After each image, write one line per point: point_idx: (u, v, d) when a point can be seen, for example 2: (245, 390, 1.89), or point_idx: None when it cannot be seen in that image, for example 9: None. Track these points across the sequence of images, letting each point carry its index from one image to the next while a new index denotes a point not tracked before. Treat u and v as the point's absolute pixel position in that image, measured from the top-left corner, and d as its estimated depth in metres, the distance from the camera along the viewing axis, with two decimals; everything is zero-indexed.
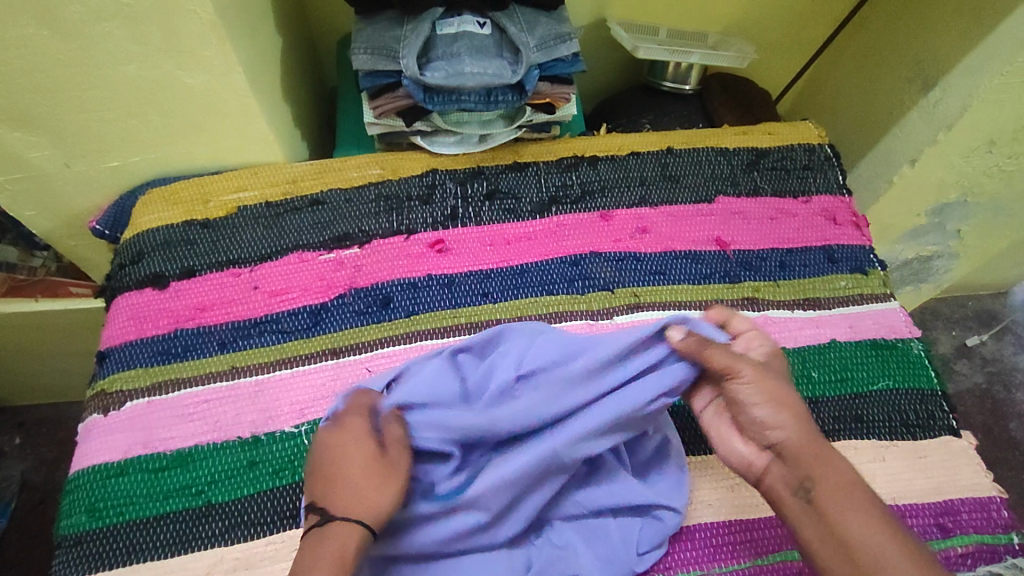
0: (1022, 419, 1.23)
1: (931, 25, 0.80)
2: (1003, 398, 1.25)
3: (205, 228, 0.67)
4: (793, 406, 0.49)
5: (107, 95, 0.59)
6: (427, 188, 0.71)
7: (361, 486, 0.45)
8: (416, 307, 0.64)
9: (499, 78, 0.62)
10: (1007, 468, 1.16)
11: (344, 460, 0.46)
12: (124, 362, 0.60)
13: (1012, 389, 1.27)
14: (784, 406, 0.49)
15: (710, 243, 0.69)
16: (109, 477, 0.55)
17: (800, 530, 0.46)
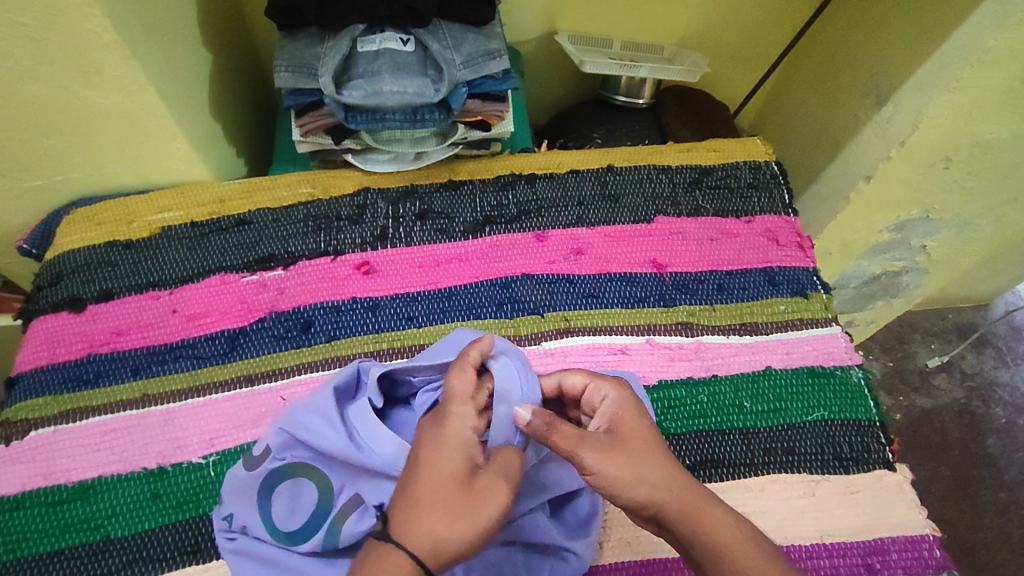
0: (1001, 435, 1.20)
1: (884, 38, 0.77)
2: (982, 413, 1.22)
3: (128, 248, 0.66)
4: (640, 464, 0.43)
5: (17, 116, 0.58)
6: (358, 208, 0.69)
7: (437, 511, 0.39)
8: (338, 331, 0.62)
9: (420, 97, 0.60)
10: (984, 486, 1.13)
11: (437, 473, 0.41)
12: (33, 390, 0.59)
13: (991, 404, 1.24)
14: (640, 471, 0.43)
15: (647, 265, 0.67)
16: (5, 511, 0.53)
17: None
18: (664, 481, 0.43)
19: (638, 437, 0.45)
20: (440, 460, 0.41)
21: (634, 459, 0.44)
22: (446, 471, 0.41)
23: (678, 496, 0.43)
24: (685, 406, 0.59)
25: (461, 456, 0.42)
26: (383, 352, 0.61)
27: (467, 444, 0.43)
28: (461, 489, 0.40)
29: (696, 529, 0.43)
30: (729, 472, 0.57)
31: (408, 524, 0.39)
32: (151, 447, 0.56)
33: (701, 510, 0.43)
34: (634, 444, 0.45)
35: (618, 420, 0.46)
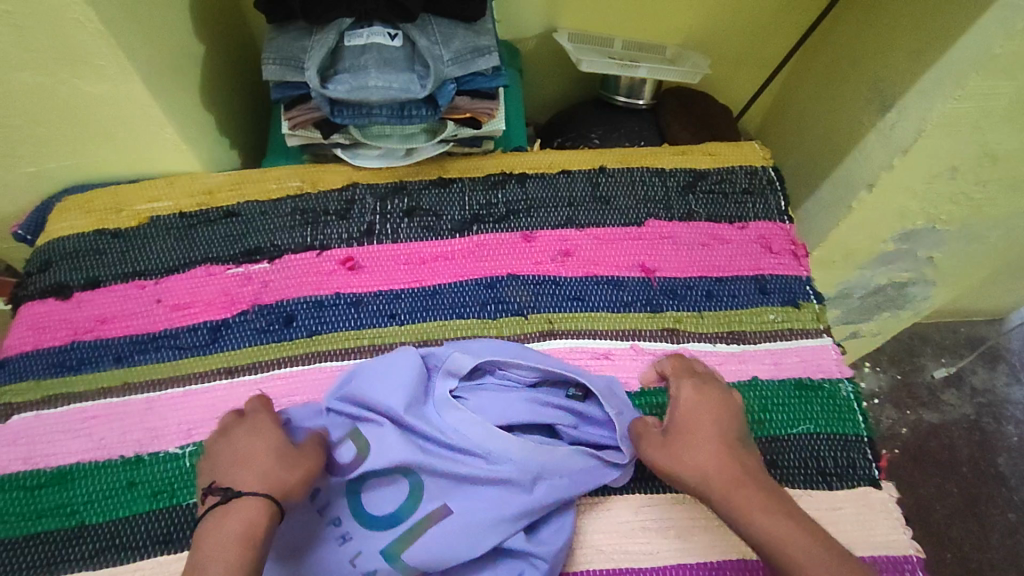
0: (1012, 453, 1.16)
1: (892, 42, 0.75)
2: (992, 430, 1.19)
3: (116, 237, 0.66)
4: (705, 452, 0.48)
5: (7, 104, 0.58)
6: (345, 203, 0.69)
7: (266, 464, 0.46)
8: (320, 326, 0.62)
9: (405, 93, 0.59)
10: (992, 506, 1.10)
11: (259, 445, 0.47)
12: (17, 374, 0.59)
13: (1002, 422, 1.20)
14: (704, 458, 0.48)
15: (635, 269, 0.66)
16: None
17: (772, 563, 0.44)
18: (722, 464, 0.47)
19: (701, 423, 0.50)
20: (259, 438, 0.48)
21: (707, 441, 0.49)
22: (265, 441, 0.48)
23: (730, 477, 0.47)
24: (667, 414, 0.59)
25: (270, 433, 0.49)
26: (364, 349, 0.61)
27: (270, 424, 0.50)
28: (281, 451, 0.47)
29: (741, 514, 0.45)
30: None
31: (253, 477, 0.45)
32: (129, 437, 0.56)
33: (745, 493, 0.46)
34: (699, 431, 0.50)
35: (689, 413, 0.51)
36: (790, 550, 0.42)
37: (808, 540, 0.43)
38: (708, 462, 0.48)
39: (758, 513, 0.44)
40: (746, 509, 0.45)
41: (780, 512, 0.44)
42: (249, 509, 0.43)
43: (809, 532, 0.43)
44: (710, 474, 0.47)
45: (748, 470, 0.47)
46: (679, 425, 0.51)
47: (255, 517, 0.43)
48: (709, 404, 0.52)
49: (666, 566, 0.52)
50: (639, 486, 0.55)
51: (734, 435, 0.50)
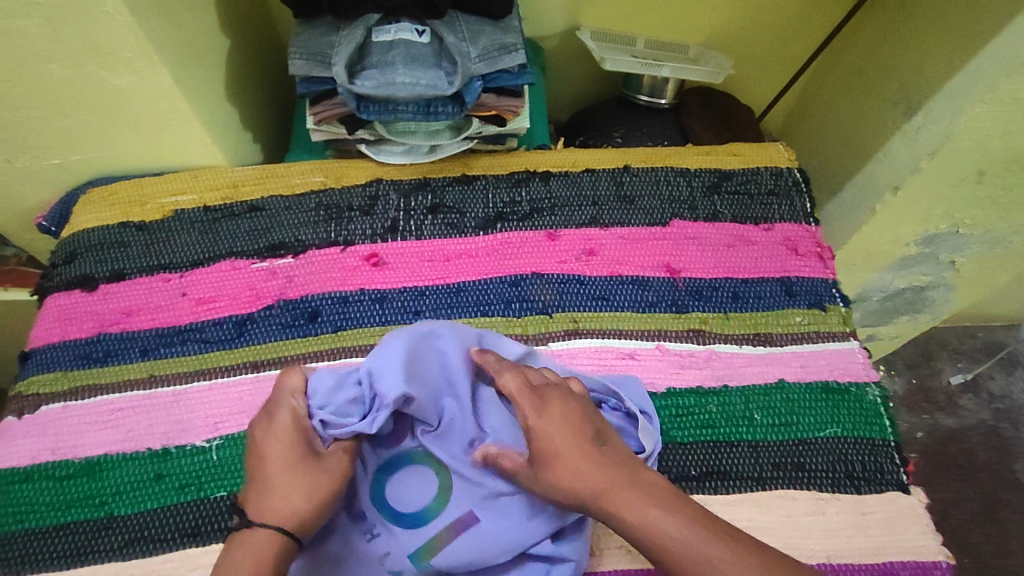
0: None
1: (919, 44, 0.74)
2: (1010, 436, 1.18)
3: (140, 230, 0.66)
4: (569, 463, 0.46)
5: (34, 96, 0.58)
6: (369, 199, 0.69)
7: (287, 488, 0.45)
8: (344, 322, 0.62)
9: (432, 89, 0.59)
10: (1010, 512, 1.09)
11: (277, 459, 0.47)
12: (45, 364, 0.60)
13: (1020, 428, 1.19)
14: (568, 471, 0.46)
15: (660, 270, 0.66)
16: (13, 482, 0.54)
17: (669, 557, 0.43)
18: (592, 472, 0.45)
19: (561, 436, 0.47)
20: (281, 446, 0.47)
21: (564, 456, 0.46)
22: (286, 452, 0.47)
23: (601, 484, 0.45)
24: (693, 415, 0.59)
25: (292, 443, 0.47)
26: None
27: (292, 432, 0.48)
28: (298, 468, 0.46)
29: (619, 517, 0.44)
30: (736, 486, 0.56)
31: (272, 505, 0.45)
32: (157, 429, 0.57)
33: (618, 497, 0.44)
34: (558, 442, 0.47)
35: (546, 426, 0.48)
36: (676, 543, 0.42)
37: (681, 526, 0.42)
38: (573, 477, 0.45)
39: (631, 509, 0.43)
40: (620, 505, 0.44)
41: (650, 502, 0.44)
42: (263, 540, 0.43)
43: (681, 508, 0.44)
44: (579, 488, 0.45)
45: (617, 471, 0.45)
46: (543, 447, 0.47)
47: (269, 552, 0.43)
48: (554, 417, 0.48)
49: None
50: None
51: (583, 439, 0.47)
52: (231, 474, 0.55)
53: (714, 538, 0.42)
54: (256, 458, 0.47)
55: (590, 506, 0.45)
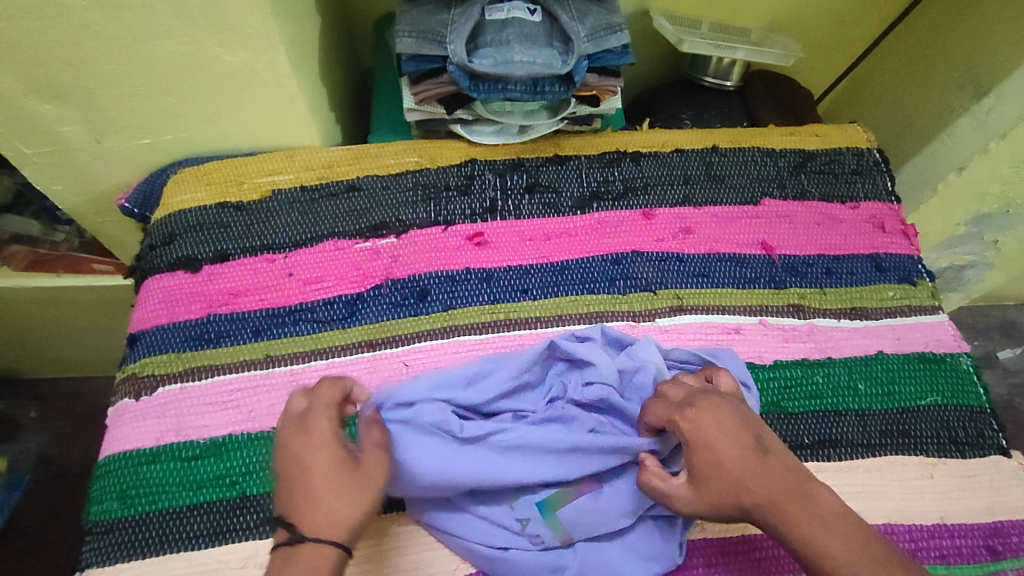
0: None
1: (985, 27, 0.77)
2: None
3: (240, 211, 0.66)
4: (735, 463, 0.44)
5: (143, 70, 0.58)
6: (466, 178, 0.69)
7: (336, 497, 0.42)
8: (454, 301, 0.63)
9: (549, 68, 0.60)
10: None
11: (320, 468, 0.43)
12: (155, 346, 0.59)
13: None
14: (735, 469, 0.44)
15: (756, 247, 0.68)
16: (141, 463, 0.54)
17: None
18: (761, 477, 0.43)
19: (726, 455, 0.44)
20: (322, 454, 0.44)
21: (732, 472, 0.44)
22: (328, 459, 0.44)
23: (773, 502, 0.43)
24: (802, 386, 0.60)
25: (332, 449, 0.44)
26: (500, 323, 0.62)
27: (330, 437, 0.45)
28: (346, 475, 0.44)
29: (797, 531, 0.42)
30: (848, 453, 0.58)
31: (320, 515, 0.41)
32: (279, 408, 0.57)
33: (791, 512, 0.42)
34: (728, 456, 0.44)
35: (707, 435, 0.45)
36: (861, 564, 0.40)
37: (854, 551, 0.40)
38: (749, 498, 0.43)
39: (807, 525, 0.42)
40: (794, 519, 0.42)
41: (819, 520, 0.42)
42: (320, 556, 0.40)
43: (858, 530, 0.41)
44: (753, 505, 0.43)
45: (786, 486, 0.43)
46: (712, 464, 0.44)
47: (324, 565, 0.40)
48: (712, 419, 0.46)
49: None
50: None
51: (749, 451, 0.44)
52: None
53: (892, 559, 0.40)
54: (292, 465, 0.43)
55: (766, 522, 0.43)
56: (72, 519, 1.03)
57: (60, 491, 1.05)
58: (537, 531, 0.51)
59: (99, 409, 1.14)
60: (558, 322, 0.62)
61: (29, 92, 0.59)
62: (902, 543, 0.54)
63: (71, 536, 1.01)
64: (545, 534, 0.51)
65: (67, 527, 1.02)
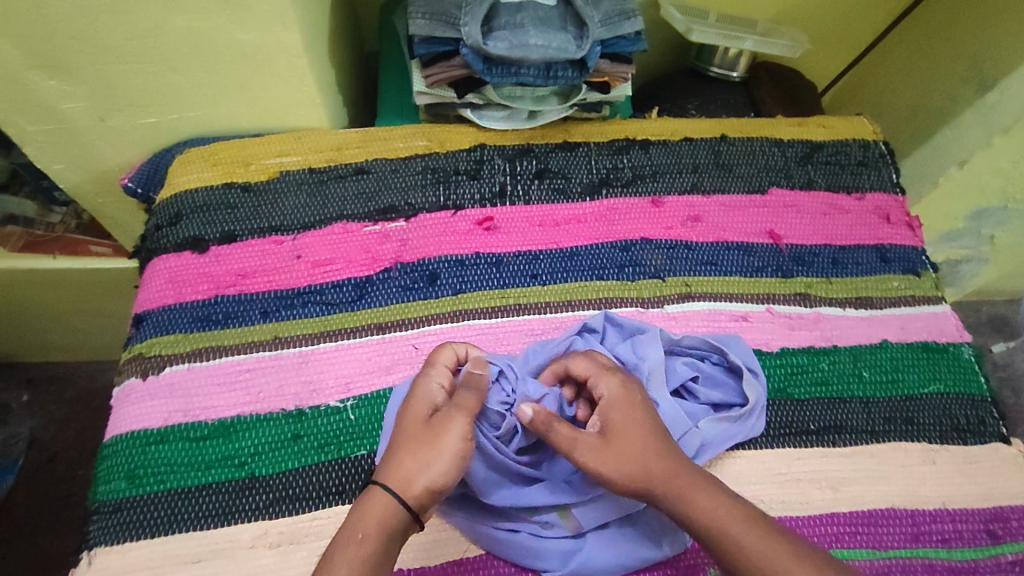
0: None
1: (991, 23, 0.78)
2: None
3: (247, 191, 0.65)
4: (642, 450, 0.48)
5: (153, 48, 0.57)
6: (475, 163, 0.69)
7: (408, 458, 0.46)
8: (464, 285, 0.62)
9: (564, 52, 0.60)
10: None
11: (409, 427, 0.48)
12: (162, 327, 0.58)
13: None
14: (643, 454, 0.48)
15: (764, 236, 0.68)
16: (149, 444, 0.53)
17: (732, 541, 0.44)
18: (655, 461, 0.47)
19: (626, 442, 0.48)
20: (409, 416, 0.49)
21: (624, 456, 0.48)
22: (411, 423, 0.48)
23: (664, 479, 0.47)
24: (807, 373, 0.61)
25: (421, 413, 0.49)
26: (509, 308, 0.62)
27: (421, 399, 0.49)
28: (425, 436, 0.47)
29: (687, 506, 0.46)
30: (852, 438, 0.58)
31: (394, 469, 0.46)
32: (290, 386, 0.56)
33: (682, 488, 0.46)
34: (626, 441, 0.48)
35: (609, 417, 0.49)
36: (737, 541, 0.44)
37: (734, 517, 0.45)
38: (637, 472, 0.47)
39: (696, 501, 0.46)
40: (683, 495, 0.46)
41: (701, 490, 0.46)
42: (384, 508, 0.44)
43: (735, 504, 0.46)
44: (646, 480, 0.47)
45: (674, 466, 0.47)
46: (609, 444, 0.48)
47: (380, 515, 0.44)
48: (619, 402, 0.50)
49: (825, 514, 0.55)
50: (789, 440, 0.58)
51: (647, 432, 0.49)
52: (369, 433, 0.55)
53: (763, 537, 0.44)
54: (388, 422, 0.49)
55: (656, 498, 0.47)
56: (65, 503, 1.02)
57: (52, 475, 1.04)
58: (545, 516, 0.51)
59: (91, 394, 1.13)
60: (568, 307, 0.62)
61: (33, 68, 0.58)
62: (904, 527, 0.55)
63: (62, 521, 1.00)
64: (555, 518, 0.51)
65: (58, 513, 1.01)
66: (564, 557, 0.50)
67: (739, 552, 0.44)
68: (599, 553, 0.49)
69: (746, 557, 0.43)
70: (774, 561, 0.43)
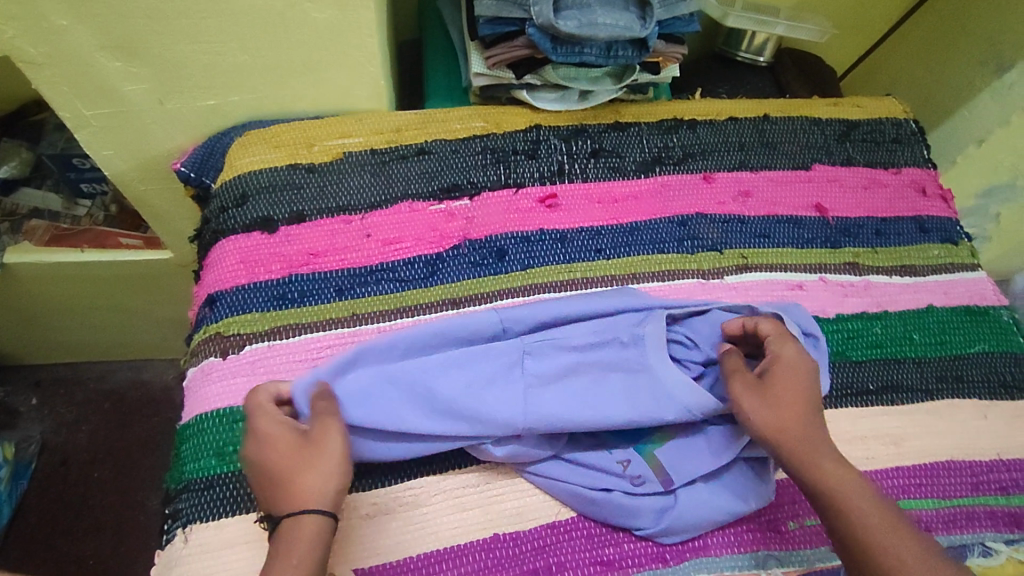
0: None
1: (1006, 8, 0.83)
2: None
3: (312, 172, 0.65)
4: (789, 408, 0.49)
5: (228, 26, 0.57)
6: (533, 143, 0.70)
7: (298, 473, 0.44)
8: (532, 260, 0.64)
9: (629, 31, 0.62)
10: None
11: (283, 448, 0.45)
12: (237, 307, 0.58)
13: None
14: (789, 406, 0.49)
15: (811, 209, 0.71)
16: (237, 420, 0.53)
17: (852, 515, 0.45)
18: (799, 421, 0.49)
19: (790, 382, 0.51)
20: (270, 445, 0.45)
21: (775, 396, 0.50)
22: (283, 447, 0.45)
23: (802, 438, 0.48)
24: (863, 336, 0.64)
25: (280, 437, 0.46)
26: (578, 282, 0.63)
27: (275, 428, 0.46)
28: (299, 453, 0.45)
29: (810, 470, 0.47)
30: (909, 397, 0.61)
31: (293, 494, 0.44)
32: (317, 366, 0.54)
33: (811, 456, 0.48)
34: (789, 390, 0.50)
35: (787, 368, 0.51)
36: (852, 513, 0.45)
37: (852, 488, 0.46)
38: (778, 423, 0.49)
39: (823, 470, 0.47)
40: (809, 461, 0.47)
41: (831, 460, 0.48)
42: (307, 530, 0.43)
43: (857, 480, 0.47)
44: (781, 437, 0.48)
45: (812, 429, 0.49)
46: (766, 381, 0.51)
47: (308, 532, 0.43)
48: (781, 369, 0.51)
49: (889, 468, 0.57)
50: (851, 400, 0.60)
51: (805, 399, 0.50)
52: None
53: (887, 519, 0.45)
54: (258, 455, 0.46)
55: (787, 454, 0.48)
56: (81, 506, 0.99)
57: (66, 480, 1.01)
58: (638, 472, 0.52)
59: (103, 395, 1.10)
60: (633, 279, 0.64)
61: (101, 48, 0.58)
62: (964, 478, 0.58)
63: (80, 525, 0.97)
64: (646, 474, 0.52)
65: (75, 517, 0.98)
66: (656, 514, 0.51)
67: (854, 521, 0.45)
68: (695, 512, 0.50)
69: (862, 528, 0.45)
70: (891, 536, 0.44)
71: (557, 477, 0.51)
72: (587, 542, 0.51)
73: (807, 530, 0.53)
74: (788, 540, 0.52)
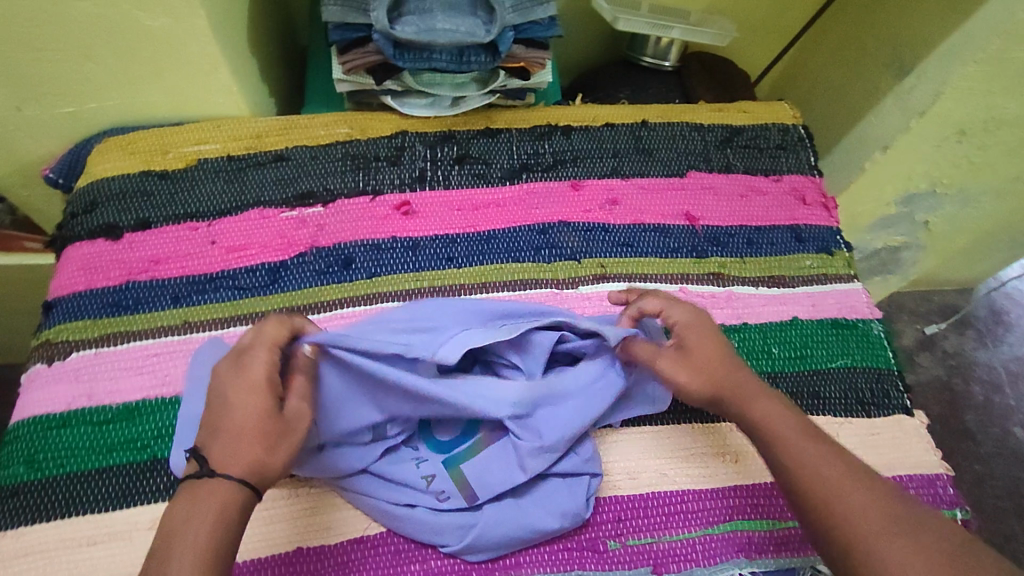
0: None
1: (905, 11, 0.80)
2: (997, 403, 1.16)
3: (163, 179, 0.65)
4: (712, 363, 0.52)
5: (62, 36, 0.57)
6: (396, 150, 0.69)
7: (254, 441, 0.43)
8: (378, 269, 0.63)
9: (472, 36, 0.61)
10: (991, 480, 1.07)
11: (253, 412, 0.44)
12: (72, 312, 0.58)
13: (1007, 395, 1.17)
14: (713, 365, 0.52)
15: (680, 218, 0.69)
16: (51, 428, 0.53)
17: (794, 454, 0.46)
18: (727, 372, 0.52)
19: (704, 341, 0.53)
20: (249, 399, 0.44)
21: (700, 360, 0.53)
22: (252, 411, 0.44)
23: (732, 386, 0.51)
24: None
25: (264, 394, 0.45)
26: (423, 291, 0.62)
27: (265, 383, 0.45)
28: (271, 421, 0.44)
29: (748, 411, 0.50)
30: None
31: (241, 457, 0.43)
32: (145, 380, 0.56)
33: (747, 397, 0.50)
34: (705, 350, 0.53)
35: (694, 330, 0.54)
36: (809, 470, 0.45)
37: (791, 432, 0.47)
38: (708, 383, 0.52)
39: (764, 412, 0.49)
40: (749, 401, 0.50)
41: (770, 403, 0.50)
42: (223, 491, 0.41)
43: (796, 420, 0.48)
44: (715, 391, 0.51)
45: (742, 375, 0.52)
46: (683, 345, 0.53)
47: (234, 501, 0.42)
48: (691, 332, 0.54)
49: (726, 487, 0.56)
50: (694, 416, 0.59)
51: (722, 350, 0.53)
52: None
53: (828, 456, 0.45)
54: (222, 408, 0.44)
55: (728, 400, 0.51)
56: None
57: None
58: (441, 487, 0.51)
59: None
60: (482, 289, 0.63)
61: None
62: None
63: None
64: (451, 488, 0.51)
65: None
66: (461, 531, 0.50)
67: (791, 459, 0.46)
68: (500, 528, 0.50)
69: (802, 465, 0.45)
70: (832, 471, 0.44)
71: (364, 491, 0.51)
72: (393, 558, 0.51)
73: (628, 550, 0.53)
74: (605, 560, 0.52)
